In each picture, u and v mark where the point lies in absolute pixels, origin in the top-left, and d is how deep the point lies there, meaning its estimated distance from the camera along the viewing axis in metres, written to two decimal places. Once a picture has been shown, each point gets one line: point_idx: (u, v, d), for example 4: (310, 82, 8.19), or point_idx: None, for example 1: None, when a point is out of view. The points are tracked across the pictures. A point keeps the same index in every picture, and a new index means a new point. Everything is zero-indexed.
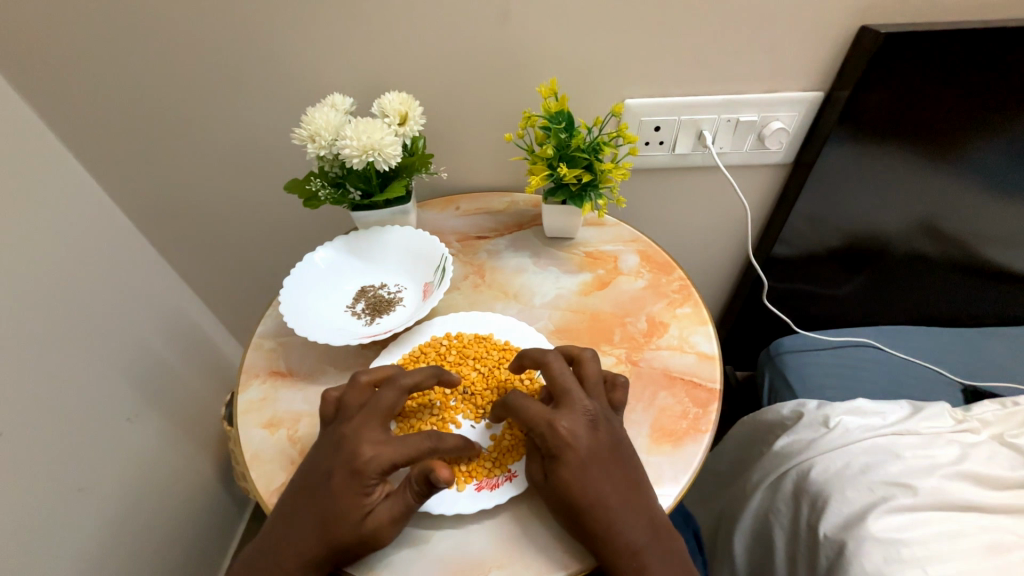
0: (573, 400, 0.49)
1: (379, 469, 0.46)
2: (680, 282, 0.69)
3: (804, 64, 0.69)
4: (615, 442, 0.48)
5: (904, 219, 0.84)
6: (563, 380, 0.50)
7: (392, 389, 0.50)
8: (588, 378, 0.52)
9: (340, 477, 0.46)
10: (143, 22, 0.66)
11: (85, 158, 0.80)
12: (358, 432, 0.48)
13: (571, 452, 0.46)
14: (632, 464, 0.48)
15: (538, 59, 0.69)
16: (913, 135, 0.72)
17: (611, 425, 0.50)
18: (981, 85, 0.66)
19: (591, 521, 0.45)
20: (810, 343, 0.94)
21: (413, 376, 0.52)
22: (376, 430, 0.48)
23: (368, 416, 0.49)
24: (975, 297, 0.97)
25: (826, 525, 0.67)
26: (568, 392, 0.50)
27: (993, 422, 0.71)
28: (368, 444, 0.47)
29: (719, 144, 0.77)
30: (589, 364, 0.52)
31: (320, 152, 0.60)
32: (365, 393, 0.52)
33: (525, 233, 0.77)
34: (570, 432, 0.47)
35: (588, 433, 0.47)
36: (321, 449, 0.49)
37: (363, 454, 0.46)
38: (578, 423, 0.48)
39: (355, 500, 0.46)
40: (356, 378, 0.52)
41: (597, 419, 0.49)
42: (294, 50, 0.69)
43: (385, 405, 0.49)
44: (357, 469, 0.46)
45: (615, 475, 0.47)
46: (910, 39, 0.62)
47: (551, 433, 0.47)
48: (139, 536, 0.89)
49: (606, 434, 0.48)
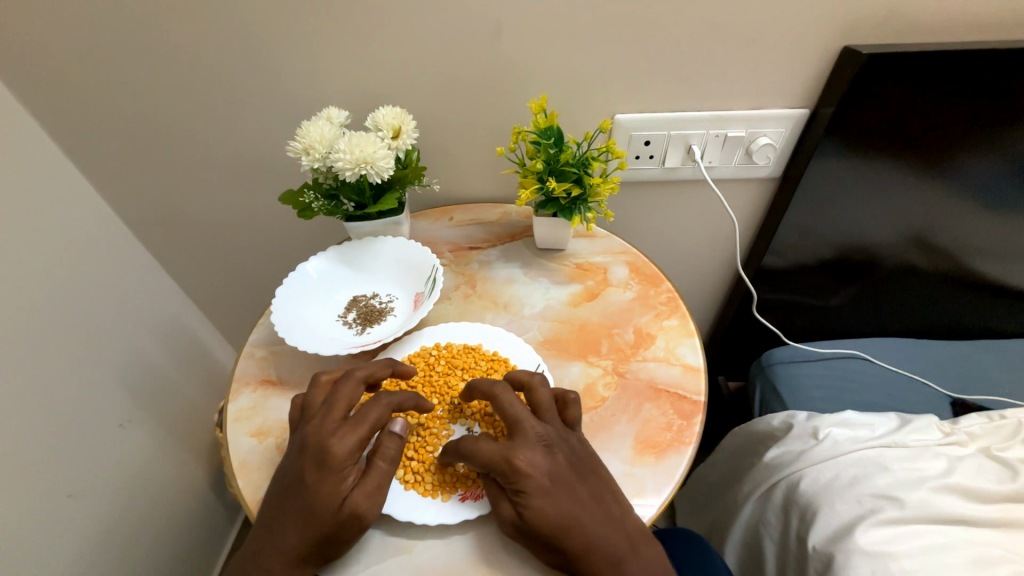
0: (525, 429, 0.49)
1: (348, 452, 0.46)
2: (668, 294, 0.70)
3: (790, 82, 0.71)
4: (574, 458, 0.49)
5: (893, 231, 0.85)
6: (514, 411, 0.50)
7: (348, 382, 0.51)
8: (541, 404, 0.51)
9: (311, 472, 0.46)
10: (144, 37, 0.68)
11: (85, 167, 0.82)
12: (320, 426, 0.48)
13: (531, 482, 0.46)
14: (598, 478, 0.49)
15: (529, 75, 0.71)
16: (900, 148, 0.73)
17: (567, 445, 0.50)
18: (963, 103, 0.67)
19: (568, 541, 0.45)
20: (799, 355, 0.95)
21: (368, 368, 0.53)
22: (338, 419, 0.48)
23: (329, 410, 0.49)
24: (967, 308, 0.98)
25: (814, 537, 0.67)
26: (520, 422, 0.49)
27: (980, 435, 0.72)
28: (332, 434, 0.47)
29: (708, 159, 0.79)
30: (539, 390, 0.52)
31: (314, 164, 0.61)
32: (326, 390, 0.52)
33: (516, 243, 0.78)
34: (529, 463, 0.46)
35: (546, 459, 0.47)
36: (291, 451, 0.49)
37: (330, 444, 0.46)
38: (534, 452, 0.47)
39: (332, 487, 0.46)
40: (315, 378, 0.52)
41: (552, 442, 0.49)
42: (291, 64, 0.70)
43: (345, 396, 0.50)
44: (325, 460, 0.46)
45: (584, 491, 0.47)
46: (892, 59, 0.64)
47: (511, 469, 0.46)
48: (132, 541, 0.90)
49: (563, 455, 0.48)
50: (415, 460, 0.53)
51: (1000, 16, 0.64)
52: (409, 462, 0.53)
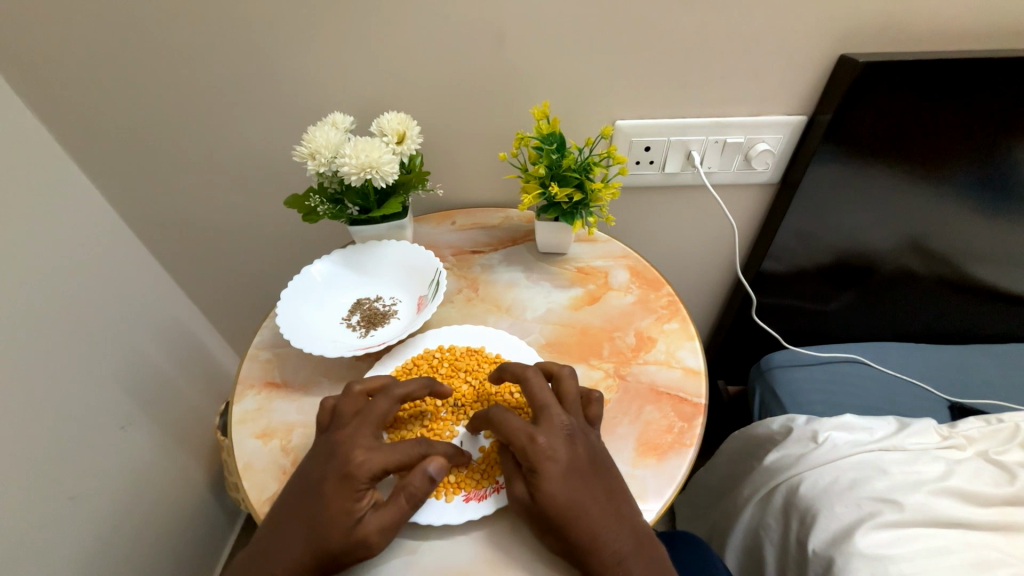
0: (551, 416, 0.50)
1: (370, 474, 0.47)
2: (668, 298, 0.71)
3: (787, 89, 0.72)
4: (595, 455, 0.49)
5: (890, 236, 0.86)
6: (542, 396, 0.51)
7: (385, 398, 0.52)
8: (566, 395, 0.53)
9: (332, 483, 0.46)
10: (151, 42, 0.69)
11: (90, 169, 0.82)
12: (352, 438, 0.49)
13: (551, 465, 0.47)
14: (611, 476, 0.49)
15: (531, 82, 0.72)
16: (896, 155, 0.74)
17: (587, 439, 0.50)
18: (959, 110, 0.69)
19: (574, 533, 0.45)
20: (798, 359, 0.95)
21: (406, 387, 0.53)
22: (370, 437, 0.49)
23: (362, 423, 0.50)
24: (964, 313, 0.98)
25: (814, 540, 0.68)
26: (547, 408, 0.50)
27: (979, 439, 0.72)
28: (361, 450, 0.48)
29: (707, 164, 0.80)
30: (568, 381, 0.54)
31: (319, 168, 0.62)
32: (359, 402, 0.52)
33: (518, 247, 0.79)
34: (549, 447, 0.48)
35: (567, 447, 0.48)
36: (315, 456, 0.50)
37: (355, 459, 0.47)
38: (556, 437, 0.48)
39: (346, 505, 0.46)
40: (350, 388, 0.53)
41: (574, 434, 0.50)
42: (296, 70, 0.71)
43: (379, 413, 0.50)
44: (348, 474, 0.46)
45: (595, 487, 0.48)
46: (887, 67, 0.65)
47: (531, 447, 0.47)
48: (130, 544, 0.90)
49: (583, 448, 0.49)
50: None
51: (994, 25, 0.65)
52: None
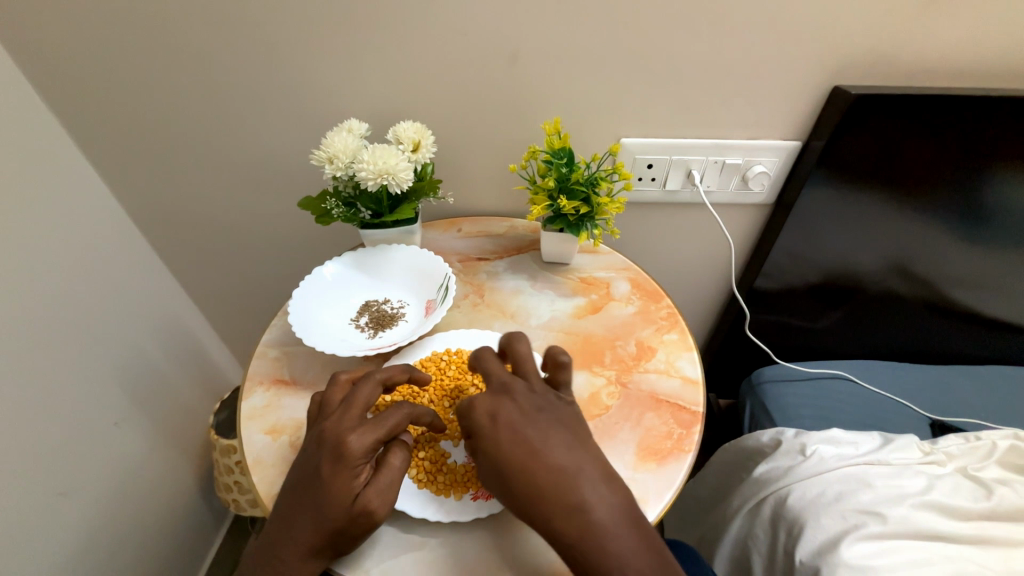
0: (491, 381, 0.51)
1: (363, 450, 0.47)
2: (668, 309, 0.74)
3: (784, 117, 0.76)
4: (536, 410, 0.49)
5: (875, 259, 0.90)
6: (488, 366, 0.52)
7: (368, 383, 0.52)
8: (520, 359, 0.53)
9: (326, 466, 0.47)
10: (172, 45, 0.71)
11: (101, 166, 0.83)
12: (339, 422, 0.49)
13: (480, 423, 0.48)
14: (561, 432, 0.48)
15: (542, 98, 0.75)
16: (882, 182, 0.78)
17: (535, 400, 0.50)
18: (941, 141, 0.73)
19: (517, 487, 0.45)
20: (790, 374, 0.98)
21: (386, 371, 0.55)
22: (356, 418, 0.49)
23: (347, 408, 0.50)
24: (945, 334, 1.03)
25: (801, 551, 0.70)
26: (489, 375, 0.52)
27: (958, 455, 0.75)
28: (350, 430, 0.48)
29: (707, 183, 0.84)
30: (520, 346, 0.54)
31: (337, 172, 0.63)
32: (345, 389, 0.53)
33: (523, 256, 0.81)
34: (480, 405, 0.49)
35: (500, 404, 0.49)
36: (306, 447, 0.49)
37: (346, 440, 0.47)
38: (491, 397, 0.49)
39: (344, 482, 0.46)
40: (336, 377, 0.54)
41: (513, 392, 0.50)
42: (315, 77, 0.74)
43: (363, 397, 0.51)
44: (342, 455, 0.47)
45: (537, 441, 0.46)
46: (875, 101, 0.69)
47: (464, 410, 0.49)
48: (116, 543, 0.88)
49: (523, 404, 0.49)
50: (429, 460, 0.55)
51: (973, 67, 0.70)
52: (422, 461, 0.55)
